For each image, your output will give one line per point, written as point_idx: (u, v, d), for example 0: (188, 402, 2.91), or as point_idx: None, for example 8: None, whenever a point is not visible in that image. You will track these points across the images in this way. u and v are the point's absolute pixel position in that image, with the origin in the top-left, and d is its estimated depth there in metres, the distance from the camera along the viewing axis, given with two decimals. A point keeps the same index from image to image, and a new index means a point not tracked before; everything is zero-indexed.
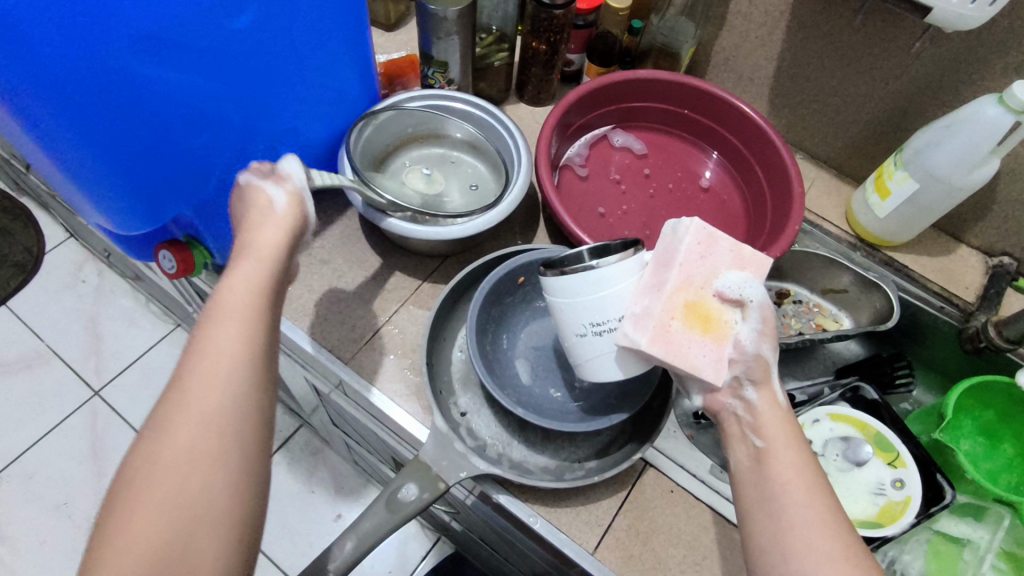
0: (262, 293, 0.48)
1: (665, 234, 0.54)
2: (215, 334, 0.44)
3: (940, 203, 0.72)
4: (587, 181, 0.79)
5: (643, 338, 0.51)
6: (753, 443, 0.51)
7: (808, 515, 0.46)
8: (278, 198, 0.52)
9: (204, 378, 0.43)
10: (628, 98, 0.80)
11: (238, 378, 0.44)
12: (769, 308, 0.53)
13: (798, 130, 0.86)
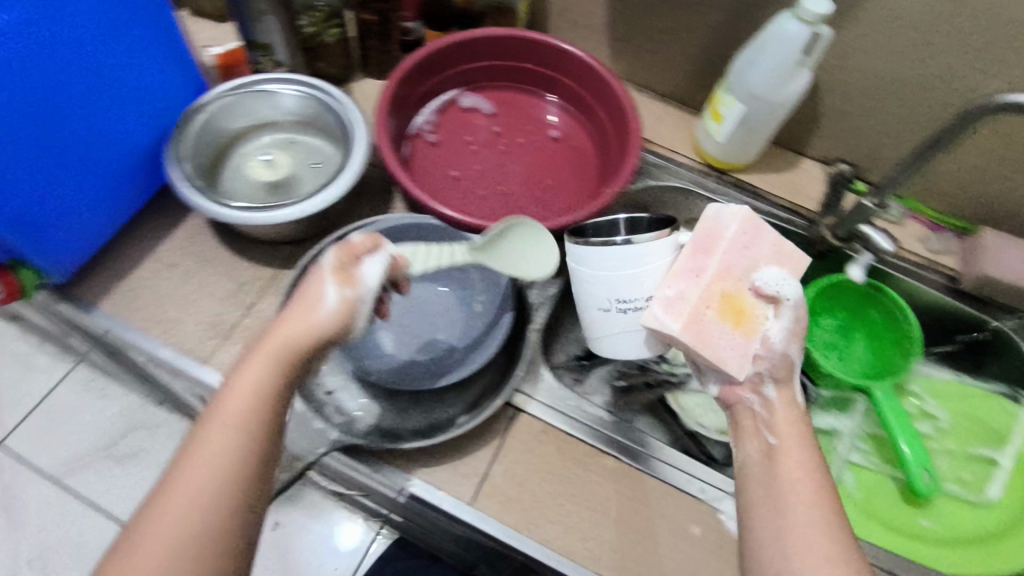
0: (252, 415, 0.45)
1: (708, 219, 0.61)
2: (188, 471, 0.43)
3: (767, 120, 0.75)
4: (439, 147, 0.80)
5: (674, 322, 0.57)
6: (767, 440, 0.53)
7: (809, 517, 0.47)
8: (331, 299, 0.49)
9: (187, 498, 0.42)
10: (467, 58, 0.80)
11: (220, 501, 0.42)
12: (803, 308, 0.58)
13: (640, 69, 0.88)
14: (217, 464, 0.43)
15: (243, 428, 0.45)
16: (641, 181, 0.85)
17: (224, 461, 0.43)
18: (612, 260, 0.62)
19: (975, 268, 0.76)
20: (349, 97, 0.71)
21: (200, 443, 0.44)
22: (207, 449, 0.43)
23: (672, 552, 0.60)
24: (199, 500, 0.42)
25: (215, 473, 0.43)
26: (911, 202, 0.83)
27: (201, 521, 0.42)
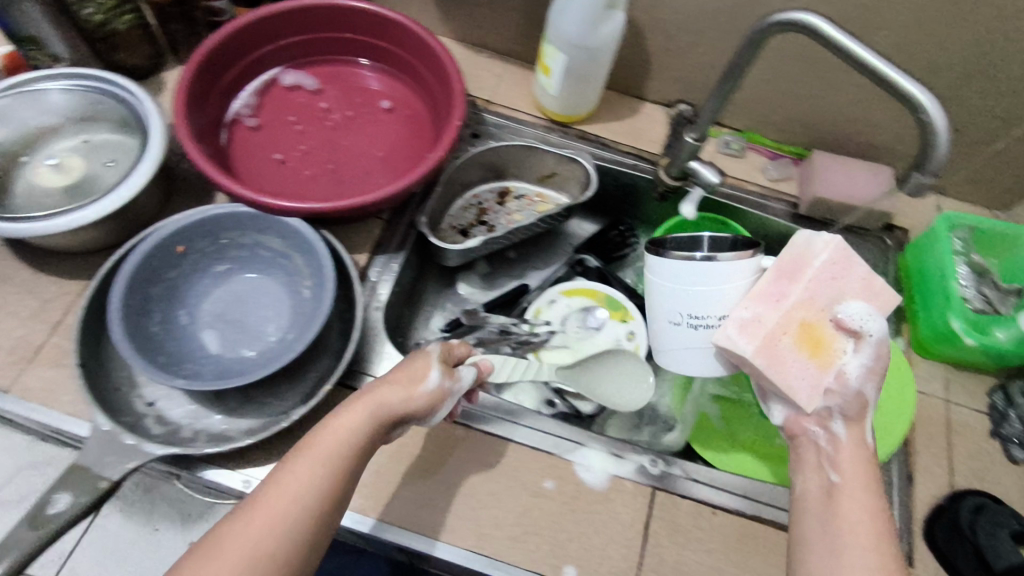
0: (348, 455, 0.50)
1: (796, 245, 0.58)
2: (293, 470, 0.47)
3: (591, 67, 0.74)
4: (261, 131, 0.76)
5: (748, 344, 0.56)
6: (828, 478, 0.54)
7: (867, 563, 0.47)
8: (432, 380, 0.56)
9: (273, 504, 0.45)
10: (278, 32, 0.75)
11: (300, 528, 0.45)
12: (884, 346, 0.56)
13: (473, 28, 0.85)
14: (291, 510, 0.45)
15: (336, 474, 0.48)
16: (485, 142, 0.82)
17: (306, 506, 0.46)
18: (695, 278, 0.60)
19: (809, 192, 0.80)
20: (128, 79, 0.67)
21: (284, 483, 0.46)
22: (283, 493, 0.46)
23: (524, 509, 0.61)
24: (234, 564, 0.42)
25: (288, 514, 0.45)
26: (749, 134, 0.86)
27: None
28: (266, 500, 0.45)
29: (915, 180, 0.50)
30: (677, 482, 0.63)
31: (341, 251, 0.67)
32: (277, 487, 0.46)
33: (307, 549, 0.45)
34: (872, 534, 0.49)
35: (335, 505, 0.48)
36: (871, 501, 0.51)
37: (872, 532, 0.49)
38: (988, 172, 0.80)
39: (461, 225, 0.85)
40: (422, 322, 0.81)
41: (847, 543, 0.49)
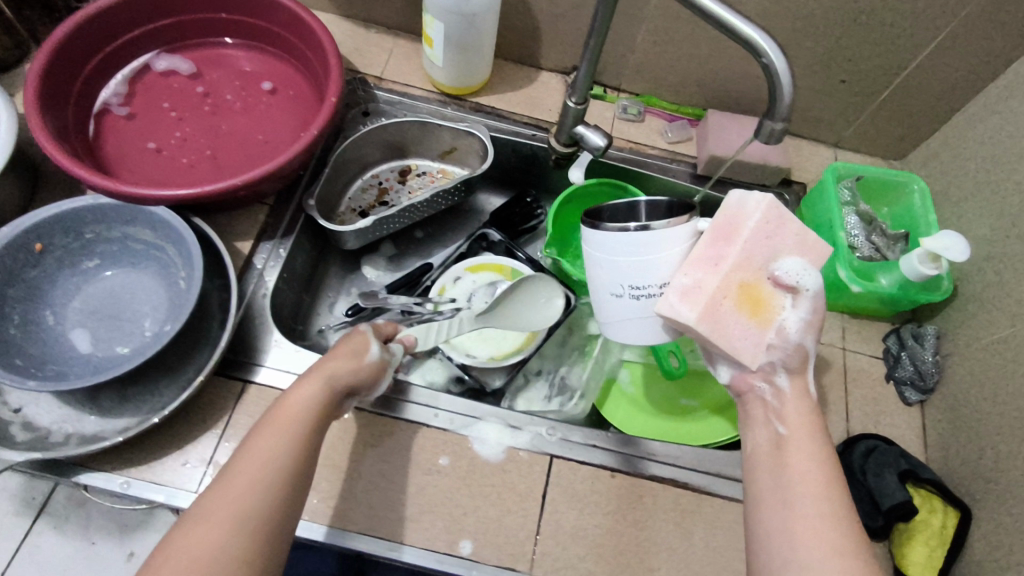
0: (312, 420, 0.49)
1: (731, 205, 0.52)
2: (265, 439, 0.46)
3: (471, 34, 0.72)
4: (134, 119, 0.72)
5: (690, 312, 0.50)
6: (775, 430, 0.52)
7: (815, 509, 0.46)
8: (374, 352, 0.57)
9: (250, 470, 0.44)
10: (145, 16, 0.72)
11: (278, 489, 0.44)
12: (820, 299, 0.52)
13: (358, 4, 0.83)
14: (265, 473, 0.44)
15: (305, 437, 0.48)
16: (376, 120, 0.80)
17: (280, 469, 0.45)
18: (632, 246, 0.52)
19: (705, 151, 0.79)
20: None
21: (254, 449, 0.46)
22: (259, 458, 0.45)
23: (418, 488, 0.60)
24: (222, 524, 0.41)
25: (265, 476, 0.44)
26: (646, 98, 0.85)
27: (226, 546, 0.40)
28: (244, 463, 0.45)
29: (768, 128, 0.50)
30: (639, 461, 0.63)
31: (216, 238, 0.65)
32: (251, 453, 0.45)
33: (286, 512, 0.44)
34: (821, 481, 0.47)
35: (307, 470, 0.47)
36: (818, 450, 0.50)
37: (818, 480, 0.47)
38: (878, 122, 0.81)
39: (360, 207, 0.83)
40: (318, 308, 0.78)
41: (796, 494, 0.47)
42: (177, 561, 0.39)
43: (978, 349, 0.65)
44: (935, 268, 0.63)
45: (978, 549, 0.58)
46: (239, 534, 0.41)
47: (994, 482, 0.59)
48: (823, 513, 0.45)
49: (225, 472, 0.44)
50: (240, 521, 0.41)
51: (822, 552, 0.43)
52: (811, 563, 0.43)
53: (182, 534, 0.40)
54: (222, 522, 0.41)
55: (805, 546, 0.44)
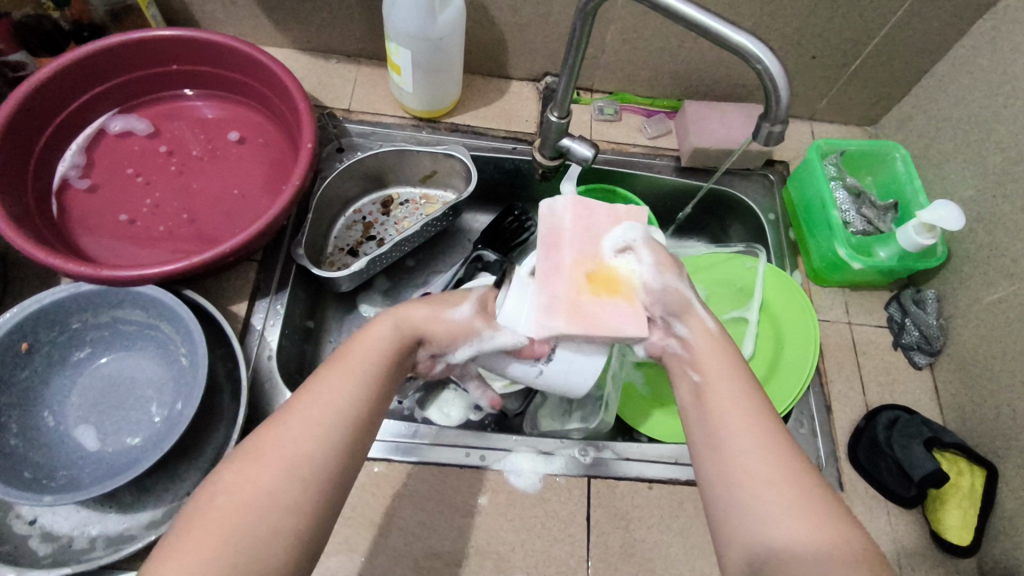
0: (380, 362, 0.47)
1: (545, 216, 0.54)
2: (327, 384, 0.44)
3: (440, 58, 0.70)
4: (96, 191, 0.68)
5: (558, 320, 0.49)
6: (692, 379, 0.50)
7: (747, 443, 0.44)
8: (463, 311, 0.52)
9: (304, 420, 0.42)
10: (94, 80, 0.68)
11: (336, 440, 0.42)
12: (655, 243, 0.54)
13: (314, 36, 0.80)
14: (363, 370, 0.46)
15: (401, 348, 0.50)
16: (353, 155, 0.78)
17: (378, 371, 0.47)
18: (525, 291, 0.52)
19: (688, 144, 0.79)
20: None
21: (324, 383, 0.45)
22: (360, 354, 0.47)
23: (461, 532, 0.59)
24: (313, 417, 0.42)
25: (349, 396, 0.44)
26: (620, 95, 0.84)
27: (316, 440, 0.41)
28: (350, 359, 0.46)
29: (766, 130, 0.49)
30: (605, 464, 0.63)
31: (211, 306, 0.62)
32: (355, 348, 0.48)
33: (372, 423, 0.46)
34: (753, 416, 0.45)
35: (364, 410, 0.45)
36: (735, 386, 0.48)
37: (751, 415, 0.46)
38: (850, 92, 0.82)
39: (348, 245, 0.81)
40: (322, 356, 0.76)
41: (735, 430, 0.45)
42: (223, 503, 0.38)
43: (981, 309, 0.67)
44: (930, 237, 0.65)
45: (1009, 504, 0.60)
46: (301, 482, 0.40)
47: (1017, 438, 0.61)
48: (763, 445, 0.43)
49: (333, 364, 0.46)
50: (335, 418, 0.43)
51: (767, 484, 0.42)
52: (761, 497, 0.41)
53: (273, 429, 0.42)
54: (317, 416, 0.43)
55: (751, 482, 0.42)
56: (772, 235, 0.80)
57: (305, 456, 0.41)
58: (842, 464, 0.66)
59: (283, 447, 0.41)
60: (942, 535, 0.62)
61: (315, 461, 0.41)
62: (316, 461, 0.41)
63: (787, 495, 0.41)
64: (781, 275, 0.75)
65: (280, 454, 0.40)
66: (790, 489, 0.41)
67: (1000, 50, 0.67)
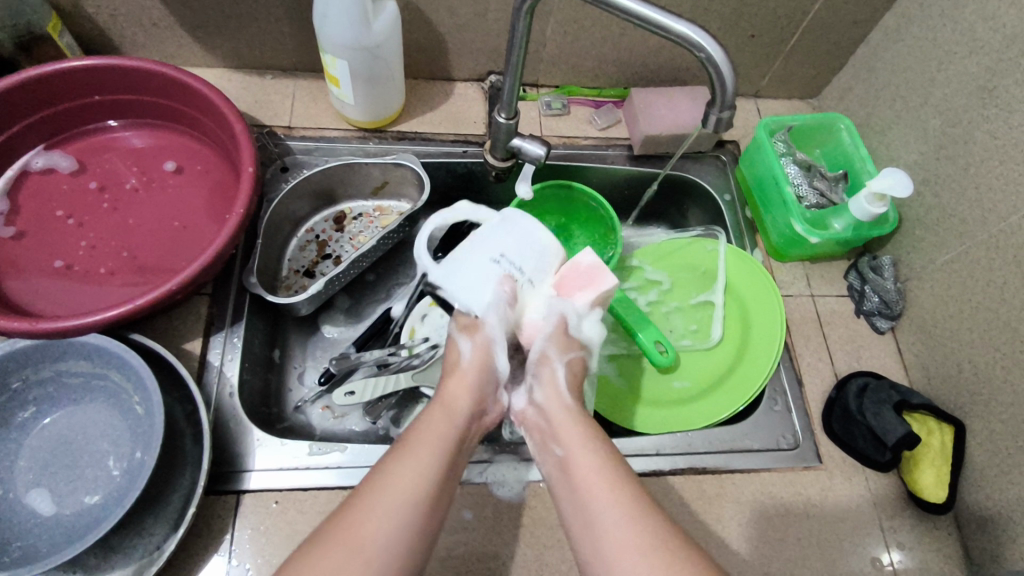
0: (448, 444, 0.51)
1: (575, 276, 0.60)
2: (397, 470, 0.47)
3: (379, 65, 0.68)
4: (22, 238, 0.64)
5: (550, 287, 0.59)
6: (556, 454, 0.53)
7: (611, 513, 0.47)
8: (467, 353, 0.58)
9: (373, 508, 0.44)
10: (9, 118, 0.63)
11: (404, 529, 0.44)
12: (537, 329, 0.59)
13: (245, 52, 0.76)
14: (437, 448, 0.50)
15: (460, 421, 0.54)
16: (298, 174, 0.75)
17: (447, 447, 0.51)
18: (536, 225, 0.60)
19: (638, 132, 0.78)
20: None
21: (396, 468, 0.47)
22: (428, 435, 0.51)
23: (450, 551, 0.58)
24: (377, 506, 0.45)
25: (422, 489, 0.46)
26: (567, 88, 0.83)
27: (390, 523, 0.44)
28: (414, 441, 0.50)
29: (715, 117, 0.49)
30: None
31: (161, 347, 0.59)
32: (418, 432, 0.51)
33: (441, 503, 0.48)
34: (604, 492, 0.48)
35: (435, 500, 0.47)
36: (593, 454, 0.51)
37: (604, 493, 0.48)
38: (792, 67, 0.82)
39: (303, 266, 0.78)
40: (286, 385, 0.73)
41: (592, 518, 0.47)
42: None
43: (935, 271, 0.69)
44: (882, 205, 0.66)
45: (978, 456, 0.62)
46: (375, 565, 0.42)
47: (980, 392, 0.63)
48: (620, 509, 0.47)
49: (398, 448, 0.49)
50: (407, 503, 0.45)
51: (615, 538, 0.45)
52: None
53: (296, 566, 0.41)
54: (388, 505, 0.45)
55: (621, 566, 0.44)
56: (729, 215, 0.80)
57: (376, 544, 0.43)
58: (819, 436, 0.67)
59: (349, 540, 0.43)
60: (921, 496, 0.63)
61: (381, 557, 0.43)
62: (387, 552, 0.43)
63: (649, 572, 0.43)
64: (742, 254, 0.76)
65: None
66: (648, 549, 0.44)
67: (930, 15, 0.68)
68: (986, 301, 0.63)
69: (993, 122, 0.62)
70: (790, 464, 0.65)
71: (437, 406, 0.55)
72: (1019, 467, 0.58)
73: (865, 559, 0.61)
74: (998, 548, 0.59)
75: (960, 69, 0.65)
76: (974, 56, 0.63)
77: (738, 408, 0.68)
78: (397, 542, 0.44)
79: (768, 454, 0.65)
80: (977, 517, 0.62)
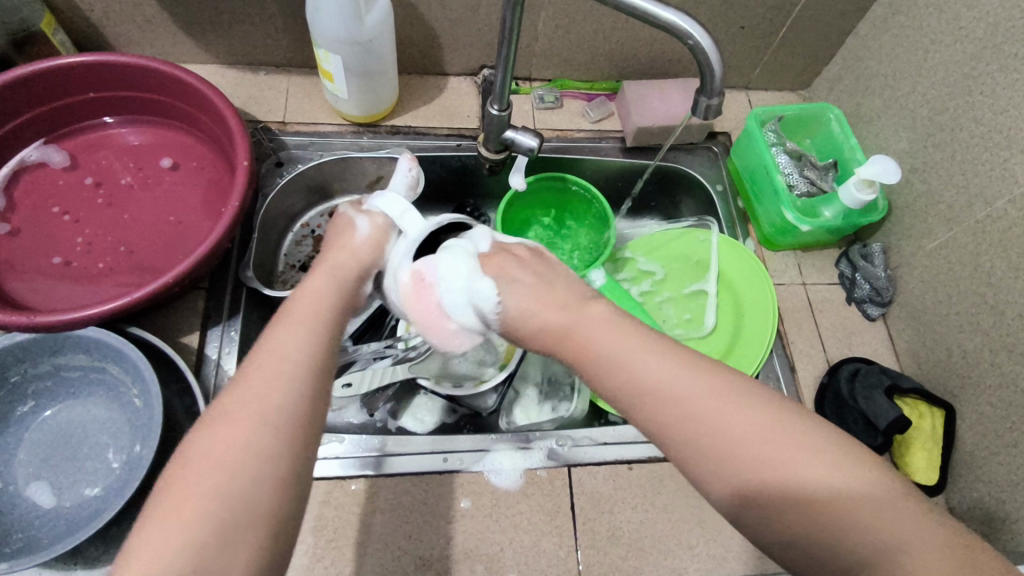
0: (330, 309, 0.47)
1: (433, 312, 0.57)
2: (282, 337, 0.42)
3: (371, 58, 0.68)
4: (18, 235, 0.64)
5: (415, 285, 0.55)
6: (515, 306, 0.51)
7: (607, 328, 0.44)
8: (364, 229, 0.56)
9: (266, 375, 0.39)
10: (4, 115, 0.64)
11: (294, 386, 0.39)
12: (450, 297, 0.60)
13: (238, 49, 0.77)
14: (320, 313, 0.46)
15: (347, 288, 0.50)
16: (293, 168, 0.75)
17: (332, 307, 0.47)
18: None
19: (630, 125, 0.79)
20: None
21: (276, 337, 0.42)
22: (313, 300, 0.46)
23: (448, 539, 0.58)
24: (279, 375, 0.40)
25: (311, 361, 0.41)
26: (559, 82, 0.84)
27: (292, 389, 0.39)
28: (293, 309, 0.45)
29: (703, 104, 0.49)
30: (564, 452, 0.63)
31: (158, 339, 0.59)
32: (302, 299, 0.47)
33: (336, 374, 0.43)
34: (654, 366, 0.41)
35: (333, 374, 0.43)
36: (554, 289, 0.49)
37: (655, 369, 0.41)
38: (782, 59, 0.83)
39: (299, 260, 0.78)
40: None
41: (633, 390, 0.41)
42: (217, 451, 0.36)
43: (924, 257, 0.70)
44: (871, 192, 0.67)
45: (969, 439, 0.63)
46: (268, 430, 0.37)
47: (969, 376, 0.64)
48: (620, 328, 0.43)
49: (280, 318, 0.44)
50: (299, 367, 0.40)
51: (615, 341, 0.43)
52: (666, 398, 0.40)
53: (209, 427, 0.37)
54: (278, 370, 0.40)
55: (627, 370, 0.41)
56: (721, 205, 0.81)
57: (285, 411, 0.38)
58: None
59: (259, 407, 0.38)
60: (911, 479, 0.64)
61: (277, 418, 0.38)
62: (290, 416, 0.38)
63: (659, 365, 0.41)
64: (735, 245, 0.77)
65: (218, 496, 0.34)
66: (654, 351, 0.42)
67: (915, 5, 0.69)
68: (974, 286, 0.64)
69: (979, 109, 0.63)
70: None
71: (327, 274, 0.51)
72: (1007, 448, 0.59)
73: None
74: (990, 529, 0.60)
75: (946, 57, 0.66)
76: (959, 44, 0.64)
77: None
78: (292, 406, 0.39)
79: None
80: (968, 499, 0.63)
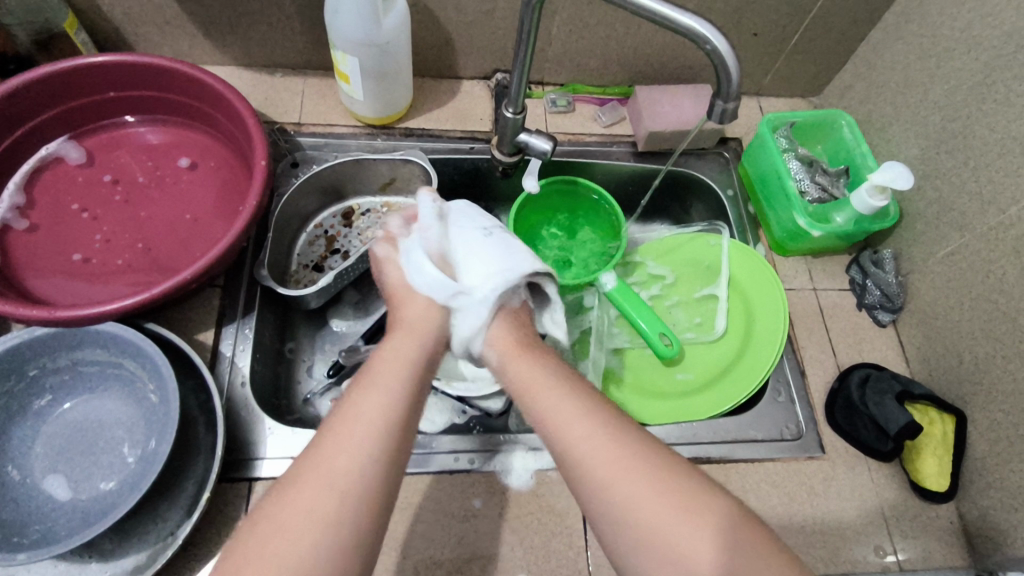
0: (406, 363, 0.48)
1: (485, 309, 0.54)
2: (356, 399, 0.44)
3: (387, 61, 0.69)
4: (38, 231, 0.65)
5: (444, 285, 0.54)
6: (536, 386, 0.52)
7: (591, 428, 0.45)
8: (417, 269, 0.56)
9: (337, 440, 0.42)
10: (26, 113, 0.64)
11: (363, 450, 0.42)
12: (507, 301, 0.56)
13: (255, 51, 0.78)
14: (397, 369, 0.47)
15: (423, 337, 0.51)
16: (308, 169, 0.76)
17: (407, 364, 0.48)
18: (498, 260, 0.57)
19: (642, 130, 0.80)
20: None
21: (353, 398, 0.45)
22: (390, 356, 0.48)
23: (459, 539, 0.59)
24: (350, 442, 0.42)
25: (382, 424, 0.43)
26: (572, 87, 0.84)
27: (363, 457, 0.41)
28: (370, 370, 0.47)
29: (720, 108, 0.50)
30: None
31: (174, 335, 0.60)
32: (379, 356, 0.49)
33: (406, 431, 0.45)
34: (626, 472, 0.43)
35: (404, 430, 0.45)
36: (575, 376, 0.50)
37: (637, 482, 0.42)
38: (794, 66, 0.84)
39: (312, 261, 0.79)
40: (297, 378, 0.74)
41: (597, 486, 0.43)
42: (285, 518, 0.39)
43: (936, 263, 0.70)
44: (883, 199, 0.67)
45: (980, 446, 0.63)
46: (331, 497, 0.40)
47: (980, 383, 0.64)
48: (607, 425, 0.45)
49: (357, 379, 0.46)
50: (372, 433, 0.43)
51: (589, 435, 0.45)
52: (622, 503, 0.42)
53: (277, 493, 0.40)
54: (352, 435, 0.42)
55: (602, 472, 0.43)
56: (732, 210, 0.81)
57: (351, 475, 0.41)
58: (822, 426, 0.68)
59: (327, 475, 0.40)
60: (923, 485, 0.64)
61: (346, 483, 0.40)
62: (360, 481, 0.41)
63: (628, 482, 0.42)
64: (748, 250, 0.77)
65: (276, 559, 0.37)
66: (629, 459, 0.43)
67: (927, 13, 0.70)
68: (986, 292, 0.64)
69: (992, 118, 0.63)
70: (794, 454, 0.66)
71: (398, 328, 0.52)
72: (1019, 456, 0.59)
73: (868, 547, 0.62)
74: (1001, 537, 0.60)
75: (958, 65, 0.66)
76: (973, 52, 0.65)
77: (739, 400, 0.69)
78: (360, 469, 0.41)
79: (772, 444, 0.66)
80: (979, 507, 0.63)
